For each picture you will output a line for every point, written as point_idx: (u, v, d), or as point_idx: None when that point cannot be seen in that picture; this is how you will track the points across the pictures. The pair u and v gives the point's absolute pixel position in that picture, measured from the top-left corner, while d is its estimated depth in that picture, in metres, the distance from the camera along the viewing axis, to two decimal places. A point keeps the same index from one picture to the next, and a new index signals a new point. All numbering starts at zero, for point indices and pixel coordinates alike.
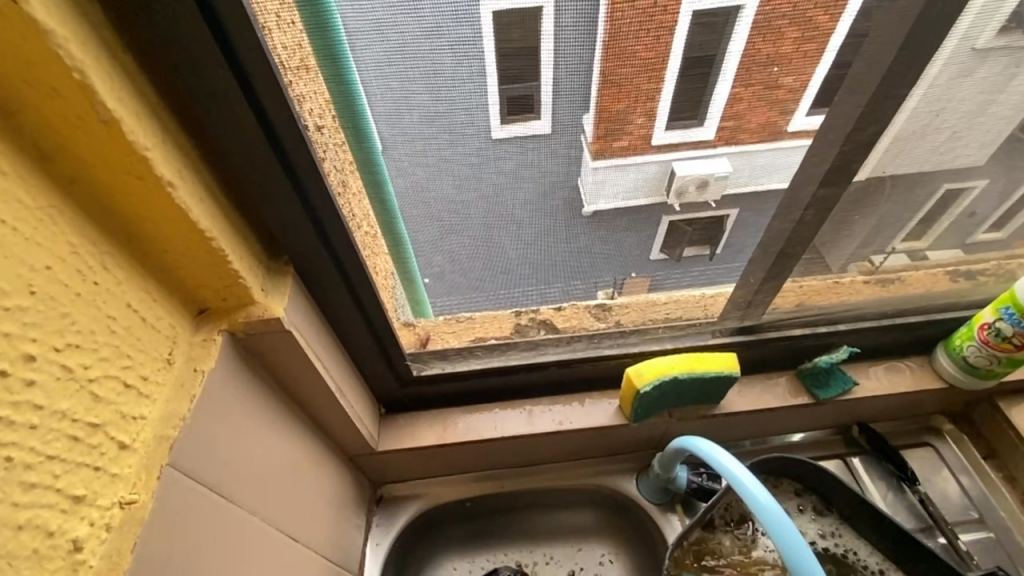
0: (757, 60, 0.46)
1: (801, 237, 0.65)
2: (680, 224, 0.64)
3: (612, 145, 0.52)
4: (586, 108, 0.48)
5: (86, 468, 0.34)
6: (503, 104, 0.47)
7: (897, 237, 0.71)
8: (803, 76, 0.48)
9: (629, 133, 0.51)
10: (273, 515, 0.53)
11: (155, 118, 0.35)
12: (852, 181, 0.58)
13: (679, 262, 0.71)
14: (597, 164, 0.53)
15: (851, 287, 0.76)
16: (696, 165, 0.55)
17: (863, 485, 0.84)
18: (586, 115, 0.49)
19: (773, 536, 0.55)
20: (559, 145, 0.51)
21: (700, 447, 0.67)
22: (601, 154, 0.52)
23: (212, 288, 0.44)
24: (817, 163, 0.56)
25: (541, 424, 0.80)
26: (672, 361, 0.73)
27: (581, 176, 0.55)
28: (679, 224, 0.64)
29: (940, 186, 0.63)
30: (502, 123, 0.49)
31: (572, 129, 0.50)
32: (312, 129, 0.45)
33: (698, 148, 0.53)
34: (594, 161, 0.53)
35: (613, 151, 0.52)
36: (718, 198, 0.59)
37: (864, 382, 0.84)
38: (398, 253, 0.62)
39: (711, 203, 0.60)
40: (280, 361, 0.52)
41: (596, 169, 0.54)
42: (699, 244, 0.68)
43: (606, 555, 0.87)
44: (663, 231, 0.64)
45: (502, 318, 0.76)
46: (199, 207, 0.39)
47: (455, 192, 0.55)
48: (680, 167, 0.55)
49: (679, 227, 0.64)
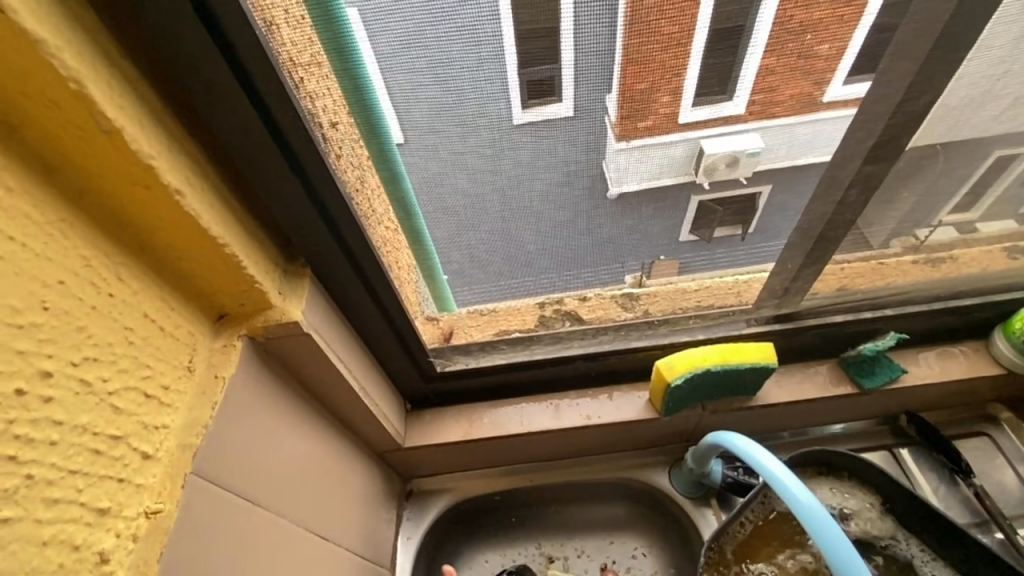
0: (788, 27, 0.43)
1: (843, 218, 0.60)
2: (709, 204, 0.59)
3: (635, 126, 0.49)
4: (610, 89, 0.45)
5: (110, 480, 0.34)
6: (523, 88, 0.45)
7: (943, 211, 0.64)
8: (841, 40, 0.43)
9: (654, 113, 0.47)
10: (301, 517, 0.53)
11: (160, 126, 0.34)
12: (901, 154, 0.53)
13: (708, 244, 0.67)
14: (622, 147, 0.50)
15: (897, 268, 0.71)
16: (726, 142, 0.51)
17: (913, 477, 0.80)
18: (609, 95, 0.46)
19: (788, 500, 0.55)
20: (579, 132, 0.49)
21: (734, 442, 0.64)
22: (625, 137, 0.49)
23: (229, 293, 0.43)
24: (861, 139, 0.51)
25: (568, 419, 0.78)
26: (704, 352, 0.70)
27: (605, 160, 0.52)
28: (710, 204, 0.59)
29: (995, 152, 0.57)
30: (523, 109, 0.46)
31: (592, 112, 0.47)
32: (326, 127, 0.44)
33: (729, 124, 0.49)
34: (619, 144, 0.50)
35: (637, 132, 0.49)
36: (751, 175, 0.55)
37: (914, 370, 0.78)
38: (419, 250, 0.61)
39: (742, 180, 0.55)
40: (302, 364, 0.52)
41: (621, 150, 0.51)
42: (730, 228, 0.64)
43: (638, 548, 0.86)
44: (693, 211, 0.60)
45: (525, 310, 0.74)
46: (210, 214, 0.38)
47: (471, 186, 0.53)
48: (709, 145, 0.51)
49: (709, 208, 0.60)
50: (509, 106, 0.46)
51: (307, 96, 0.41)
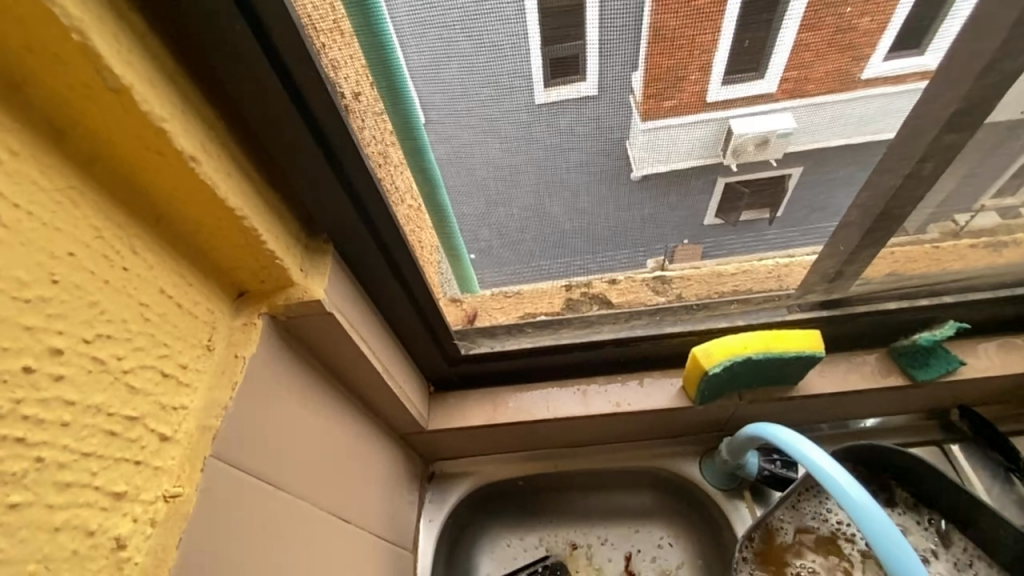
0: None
1: (908, 195, 0.55)
2: (736, 185, 0.55)
3: (661, 106, 0.46)
4: (637, 65, 0.42)
5: (126, 463, 0.32)
6: (546, 66, 0.42)
7: (986, 194, 0.58)
8: (884, 12, 0.40)
9: (681, 91, 0.44)
10: (323, 500, 0.52)
11: (172, 86, 0.32)
12: (984, 123, 0.48)
13: (732, 227, 0.62)
14: (648, 127, 0.47)
15: (955, 252, 0.65)
16: (757, 122, 0.48)
17: (963, 475, 0.74)
18: (635, 73, 0.43)
19: (839, 496, 0.51)
20: (617, 95, 0.45)
21: (772, 432, 0.61)
22: (650, 115, 0.46)
23: (249, 270, 0.42)
24: (945, 102, 0.46)
25: (596, 405, 0.75)
26: (744, 339, 0.66)
27: (630, 140, 0.49)
28: (737, 186, 0.55)
29: None
30: (545, 88, 0.44)
31: (618, 91, 0.44)
32: (348, 97, 0.41)
33: (757, 104, 0.46)
34: (644, 125, 0.47)
35: (662, 112, 0.46)
36: (780, 157, 0.52)
37: (973, 363, 0.72)
38: (444, 227, 0.58)
39: (771, 162, 0.52)
40: (325, 344, 0.50)
41: (647, 131, 0.48)
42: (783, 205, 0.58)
43: (664, 538, 0.83)
44: (718, 192, 0.56)
45: (552, 292, 0.71)
46: (227, 183, 0.36)
47: (502, 155, 0.50)
48: (737, 125, 0.48)
49: (736, 189, 0.56)
50: (533, 81, 0.43)
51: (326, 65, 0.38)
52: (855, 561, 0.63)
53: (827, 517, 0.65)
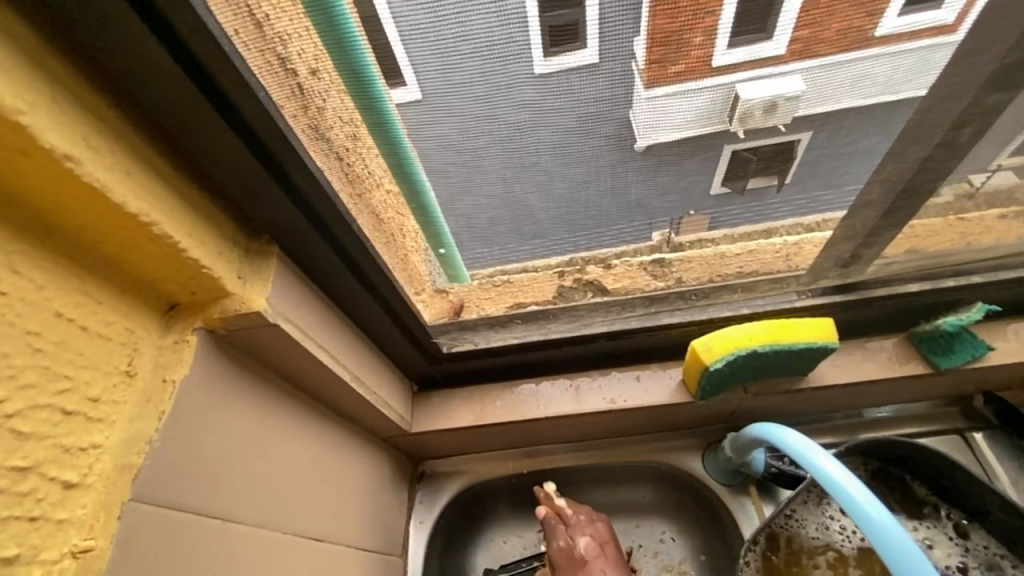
0: None
1: (938, 167, 0.48)
2: (744, 152, 0.47)
3: (667, 73, 0.39)
4: (638, 31, 0.36)
5: (18, 522, 0.28)
6: (542, 33, 0.36)
7: (1003, 153, 0.48)
8: None
9: (684, 58, 0.38)
10: (289, 521, 0.48)
11: (30, 66, 0.26)
12: None
13: (742, 196, 0.53)
14: (651, 95, 0.40)
15: (980, 224, 0.57)
16: (765, 86, 0.40)
17: (987, 467, 0.70)
18: (637, 39, 0.37)
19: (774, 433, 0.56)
20: (613, 65, 0.38)
21: (777, 435, 0.56)
22: (657, 83, 0.40)
23: (174, 281, 0.36)
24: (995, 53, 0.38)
25: (590, 403, 0.70)
26: (749, 330, 0.60)
27: (631, 109, 0.42)
28: (744, 154, 0.47)
29: None
30: (545, 56, 0.38)
31: (619, 58, 0.38)
32: (303, 76, 0.37)
33: (766, 67, 0.39)
34: (646, 92, 0.40)
35: (667, 79, 0.39)
36: (790, 121, 0.44)
37: (1002, 347, 0.66)
38: (423, 216, 0.53)
39: (780, 128, 0.44)
40: (278, 356, 0.45)
41: (649, 101, 0.41)
42: (793, 179, 0.51)
43: (667, 532, 0.80)
44: (723, 165, 0.48)
45: (542, 281, 0.64)
46: (123, 184, 0.30)
47: (459, 136, 0.44)
48: (745, 90, 0.40)
49: (742, 157, 0.47)
50: (499, 48, 0.37)
51: (247, 36, 0.32)
52: (851, 555, 0.59)
53: (825, 525, 0.61)
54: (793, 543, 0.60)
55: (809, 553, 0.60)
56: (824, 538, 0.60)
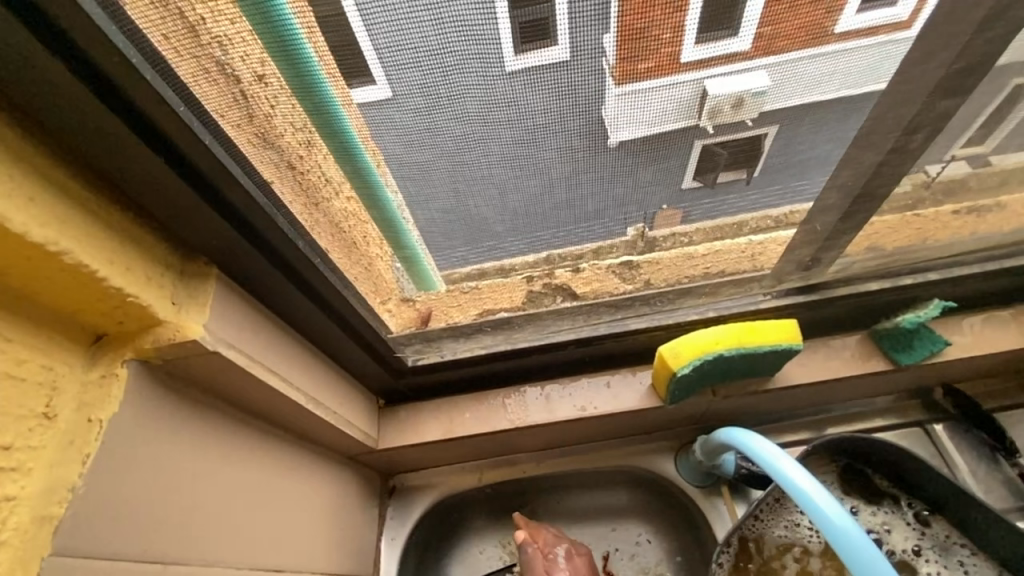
0: None
1: (892, 171, 0.48)
2: (714, 147, 0.45)
3: (639, 68, 0.37)
4: (608, 27, 0.35)
5: None
6: (513, 31, 0.35)
7: (956, 142, 0.46)
8: None
9: (654, 54, 0.36)
10: (244, 555, 0.45)
11: None
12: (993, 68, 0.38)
13: (713, 192, 0.52)
14: (623, 92, 0.39)
15: (936, 220, 0.57)
16: (733, 81, 0.39)
17: (948, 457, 0.71)
18: (607, 35, 0.35)
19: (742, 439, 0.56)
20: (579, 68, 0.37)
21: (743, 440, 0.56)
22: (631, 78, 0.38)
23: (99, 311, 0.34)
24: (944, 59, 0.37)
25: (560, 410, 0.69)
26: (715, 334, 0.59)
27: (603, 108, 0.40)
28: (714, 147, 0.46)
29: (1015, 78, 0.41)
30: (516, 53, 0.36)
31: (589, 56, 0.36)
32: (248, 81, 0.35)
33: (733, 64, 0.38)
34: (618, 89, 0.38)
35: (640, 75, 0.38)
36: (757, 116, 0.43)
37: (958, 341, 0.68)
38: (389, 229, 0.50)
39: (747, 123, 0.43)
40: (224, 383, 0.42)
41: (621, 97, 0.39)
42: (762, 173, 0.49)
43: (642, 534, 0.79)
44: (693, 159, 0.46)
45: (512, 287, 0.62)
46: (27, 211, 0.27)
47: (405, 151, 0.42)
48: (714, 86, 0.39)
49: (712, 153, 0.46)
50: (447, 55, 0.36)
51: (178, 42, 0.31)
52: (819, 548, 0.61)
53: (794, 522, 0.61)
54: (762, 545, 0.61)
55: (778, 551, 0.61)
56: (793, 535, 0.61)
